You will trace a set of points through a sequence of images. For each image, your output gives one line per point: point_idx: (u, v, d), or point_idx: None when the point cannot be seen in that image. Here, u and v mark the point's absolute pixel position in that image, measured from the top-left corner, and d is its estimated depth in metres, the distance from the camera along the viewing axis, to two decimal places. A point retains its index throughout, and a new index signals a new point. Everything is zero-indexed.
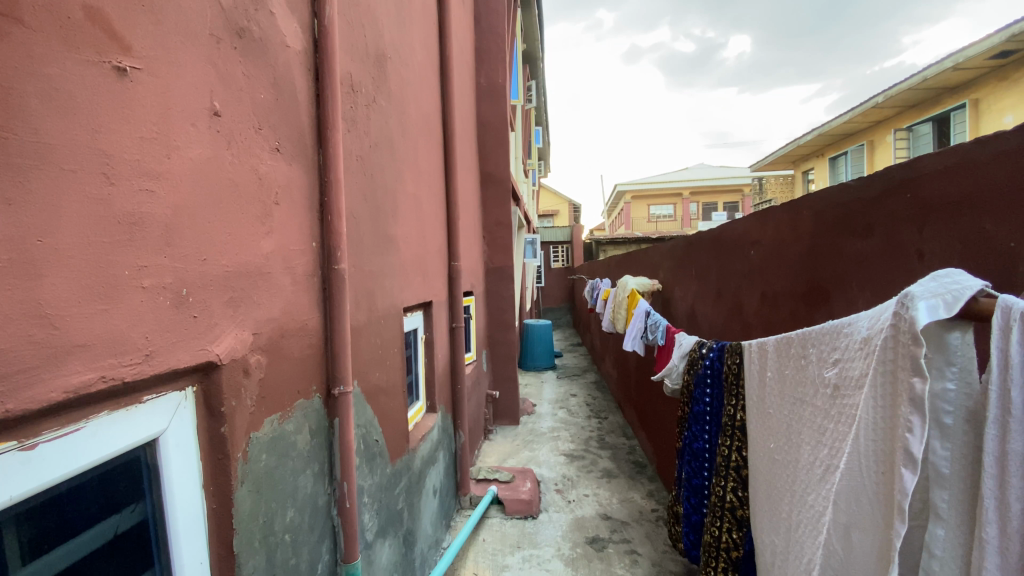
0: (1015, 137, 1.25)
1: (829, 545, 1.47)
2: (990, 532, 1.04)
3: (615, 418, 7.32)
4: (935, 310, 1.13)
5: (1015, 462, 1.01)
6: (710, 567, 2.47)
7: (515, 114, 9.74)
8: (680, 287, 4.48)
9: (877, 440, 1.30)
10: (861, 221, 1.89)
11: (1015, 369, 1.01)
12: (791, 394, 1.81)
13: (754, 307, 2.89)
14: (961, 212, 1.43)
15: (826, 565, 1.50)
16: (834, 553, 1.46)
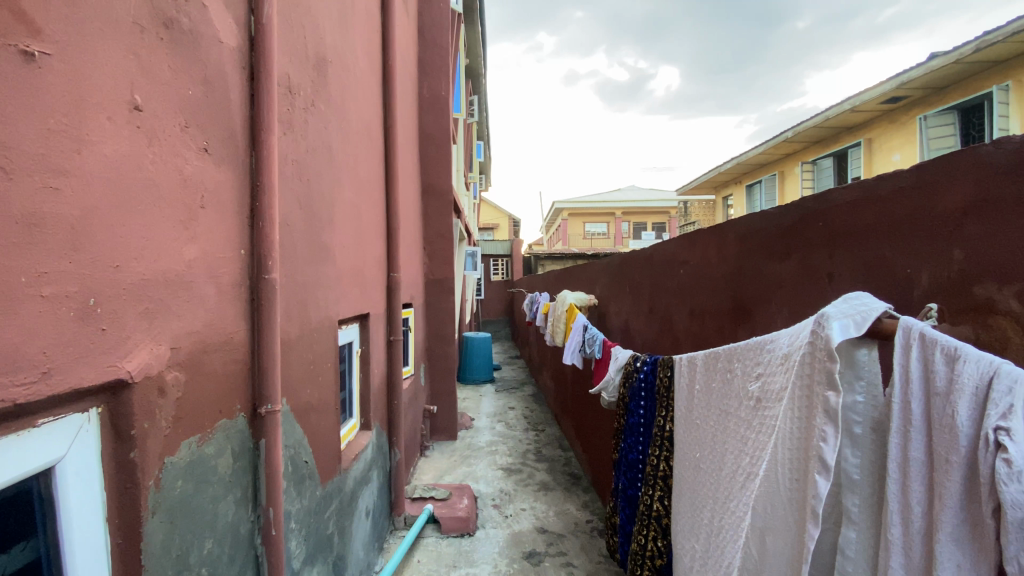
0: (911, 175, 1.40)
1: (746, 549, 1.55)
2: (895, 532, 1.14)
3: (552, 431, 7.40)
4: (847, 329, 1.24)
5: (916, 468, 1.11)
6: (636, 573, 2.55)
7: (457, 127, 9.77)
8: (615, 303, 4.63)
9: (791, 449, 1.39)
10: (780, 245, 2.05)
11: (914, 383, 1.12)
12: (717, 406, 1.91)
13: (683, 322, 3.04)
14: (865, 240, 1.58)
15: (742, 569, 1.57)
16: (750, 556, 1.53)
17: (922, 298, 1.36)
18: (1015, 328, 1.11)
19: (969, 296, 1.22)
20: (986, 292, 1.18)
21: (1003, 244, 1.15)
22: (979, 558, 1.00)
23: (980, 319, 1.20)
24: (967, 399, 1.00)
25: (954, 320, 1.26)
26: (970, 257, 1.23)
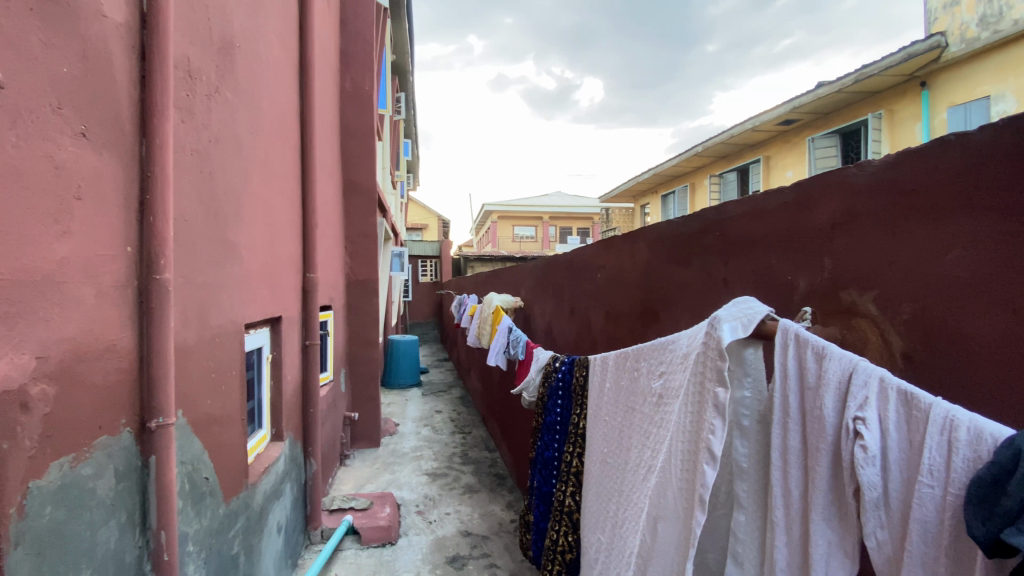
0: (788, 192, 1.54)
1: (641, 538, 1.62)
2: (778, 515, 1.21)
3: (478, 433, 7.39)
4: (736, 330, 1.32)
5: (794, 455, 1.17)
6: (547, 568, 2.59)
7: (382, 125, 9.49)
8: (539, 304, 4.71)
9: (683, 441, 1.46)
10: (683, 253, 2.19)
11: (791, 379, 1.17)
12: (624, 402, 1.99)
13: (599, 323, 3.15)
14: (752, 249, 1.72)
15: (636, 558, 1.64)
16: (644, 545, 1.60)
17: (799, 302, 1.49)
18: (874, 330, 1.24)
19: (836, 300, 1.34)
20: (850, 296, 1.30)
21: (864, 254, 1.27)
22: (845, 533, 1.08)
23: (846, 321, 1.32)
24: (833, 392, 1.06)
25: (825, 322, 1.37)
26: (837, 266, 1.35)
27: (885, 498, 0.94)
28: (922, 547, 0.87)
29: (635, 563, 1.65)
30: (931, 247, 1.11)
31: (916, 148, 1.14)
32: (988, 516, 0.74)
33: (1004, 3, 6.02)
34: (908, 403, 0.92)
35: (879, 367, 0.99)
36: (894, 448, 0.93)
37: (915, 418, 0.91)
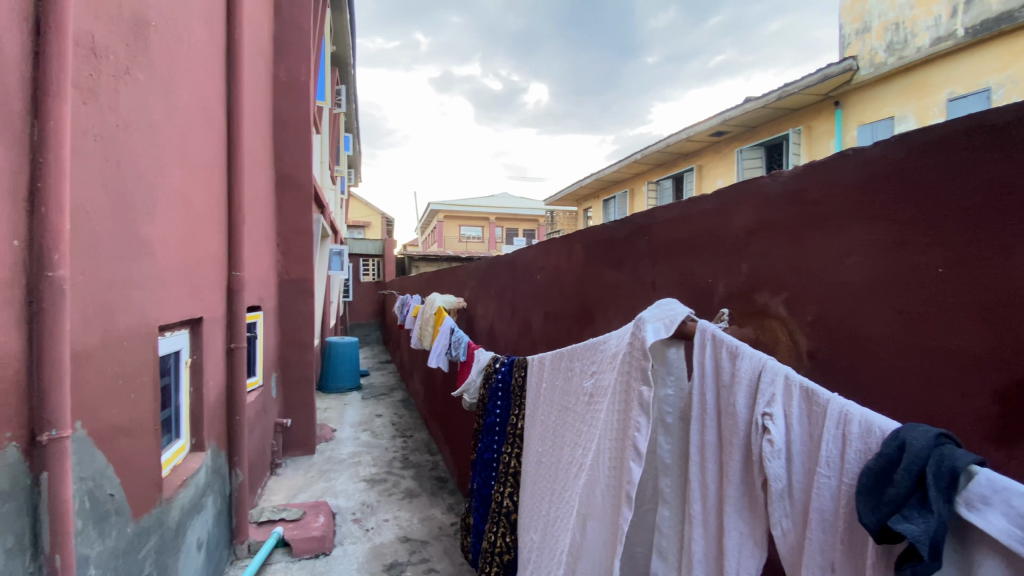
0: (708, 199, 1.61)
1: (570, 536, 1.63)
2: (697, 508, 1.24)
3: (420, 436, 7.25)
4: (659, 331, 1.34)
5: (711, 451, 1.21)
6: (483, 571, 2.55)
7: (320, 117, 9.11)
8: (481, 305, 4.67)
9: (611, 440, 1.48)
10: (616, 255, 2.24)
11: (710, 377, 1.20)
12: (559, 401, 2.00)
13: (539, 324, 3.17)
14: (677, 252, 1.78)
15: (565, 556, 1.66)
16: (573, 543, 1.62)
17: (718, 303, 1.55)
18: (783, 330, 1.29)
19: (751, 302, 1.40)
20: (763, 298, 1.36)
21: (777, 258, 1.32)
22: (754, 524, 1.12)
23: (760, 322, 1.38)
24: (744, 389, 1.10)
25: (740, 322, 1.43)
26: (752, 269, 1.41)
27: (789, 489, 0.97)
28: (821, 534, 0.91)
29: (564, 562, 1.66)
30: (831, 251, 1.16)
31: (821, 160, 1.20)
32: (876, 504, 0.77)
33: (909, 32, 6.63)
34: (809, 399, 0.96)
35: (785, 366, 1.03)
36: (797, 441, 0.97)
37: (815, 412, 0.94)
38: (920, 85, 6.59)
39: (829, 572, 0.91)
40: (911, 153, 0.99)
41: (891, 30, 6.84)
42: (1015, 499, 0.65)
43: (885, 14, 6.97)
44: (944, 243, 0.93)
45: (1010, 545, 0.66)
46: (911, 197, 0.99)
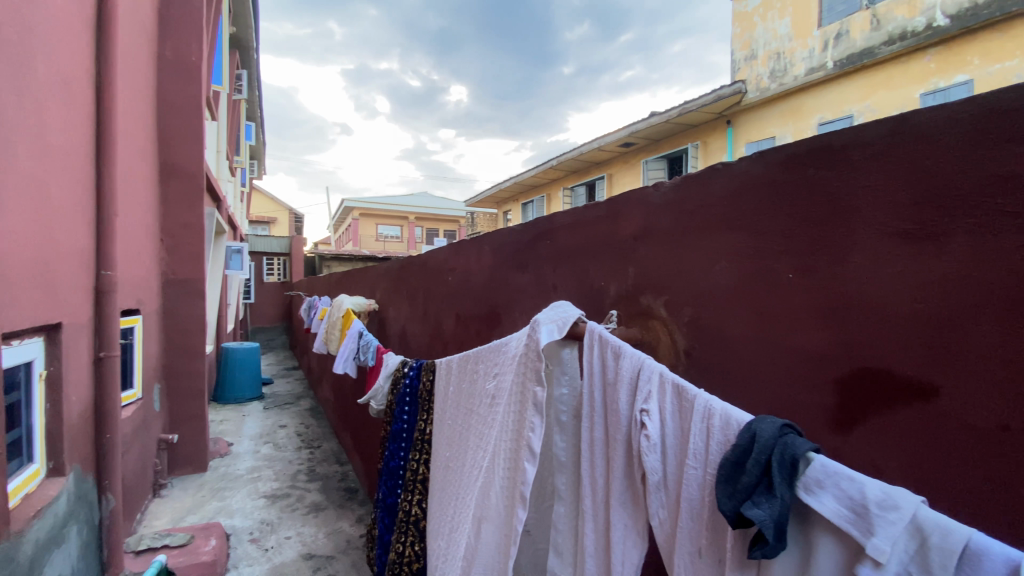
0: (602, 207, 1.66)
1: (468, 542, 1.61)
2: (587, 503, 1.25)
3: (329, 446, 6.89)
4: (552, 332, 1.33)
5: (598, 447, 1.23)
6: None
7: (216, 103, 8.31)
8: (392, 307, 4.47)
9: (507, 441, 1.48)
10: (520, 258, 2.24)
11: (597, 375, 1.24)
12: (456, 406, 1.95)
13: (449, 326, 3.04)
14: (575, 256, 1.82)
15: (462, 562, 1.63)
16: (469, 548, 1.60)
17: (609, 305, 1.62)
18: (664, 330, 1.38)
19: (636, 304, 1.49)
20: (647, 301, 1.44)
21: (659, 263, 1.40)
22: (636, 516, 1.15)
23: (644, 323, 1.46)
24: (625, 387, 1.14)
25: (628, 323, 1.51)
26: (639, 274, 1.48)
27: (665, 481, 1.01)
28: (691, 522, 0.94)
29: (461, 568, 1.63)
30: (708, 254, 1.23)
31: (696, 173, 1.28)
32: (732, 492, 0.81)
33: (788, 61, 7.13)
34: (679, 394, 1.01)
35: (660, 363, 1.08)
36: (670, 435, 1.01)
37: (685, 407, 0.99)
38: (795, 109, 7.05)
39: (696, 557, 0.94)
40: (766, 170, 1.08)
41: (773, 58, 7.33)
42: (845, 481, 0.70)
43: (769, 43, 7.43)
44: (794, 250, 1.02)
45: (840, 524, 0.70)
46: (768, 209, 1.08)
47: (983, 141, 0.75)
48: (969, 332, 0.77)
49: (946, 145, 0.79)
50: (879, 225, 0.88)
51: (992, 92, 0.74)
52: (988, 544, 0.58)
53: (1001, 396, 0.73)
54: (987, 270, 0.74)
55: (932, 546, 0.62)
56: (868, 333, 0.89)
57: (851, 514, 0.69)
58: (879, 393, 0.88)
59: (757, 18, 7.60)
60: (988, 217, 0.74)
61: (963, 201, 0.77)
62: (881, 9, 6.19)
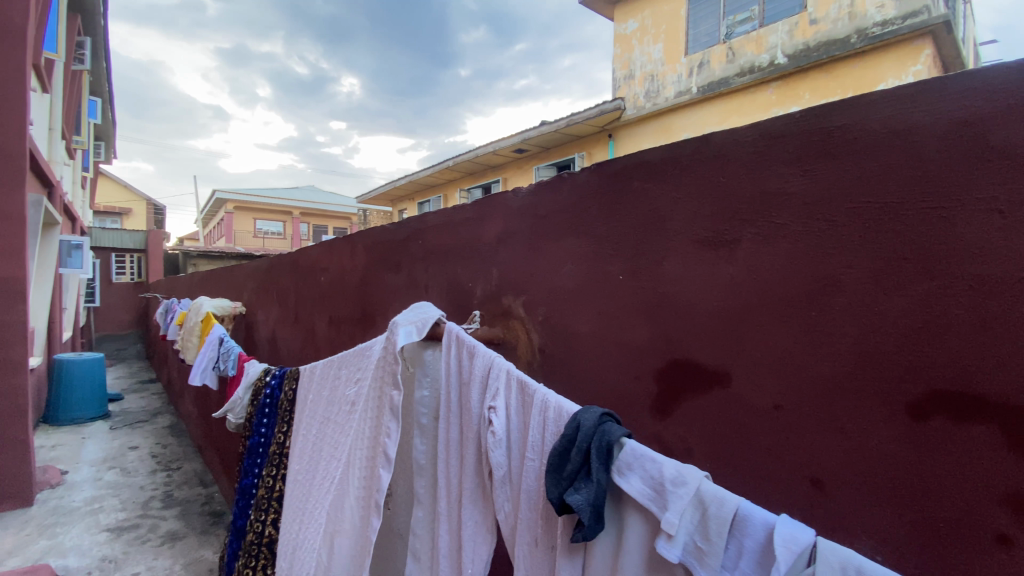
0: (469, 208, 1.66)
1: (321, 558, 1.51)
2: (443, 504, 1.25)
3: (190, 468, 6.14)
4: (410, 335, 1.24)
5: (453, 448, 1.22)
6: None
7: (46, 72, 6.99)
8: (262, 310, 4.09)
9: (364, 449, 1.43)
10: (392, 259, 2.14)
11: (454, 375, 1.22)
12: (316, 415, 1.81)
13: (322, 330, 2.86)
14: (445, 256, 1.79)
15: None
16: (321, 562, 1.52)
17: (475, 305, 1.62)
18: (522, 329, 1.42)
19: (498, 305, 1.51)
20: (508, 301, 1.47)
21: (520, 263, 1.43)
22: (486, 513, 1.17)
23: (505, 323, 1.48)
24: (477, 387, 1.13)
25: (490, 323, 1.53)
26: (501, 275, 1.50)
27: (509, 475, 1.03)
28: (530, 514, 0.98)
29: None
30: (562, 255, 1.28)
31: (548, 180, 1.34)
32: (559, 481, 0.85)
33: (660, 83, 7.46)
34: (523, 390, 1.03)
35: (508, 361, 1.09)
36: (514, 430, 1.03)
37: (527, 402, 1.02)
38: (666, 128, 7.34)
39: (533, 546, 0.98)
40: (606, 179, 1.16)
41: (648, 80, 7.62)
42: (648, 463, 0.77)
43: (645, 65, 7.67)
44: (625, 254, 1.11)
45: (643, 502, 0.77)
46: (606, 215, 1.16)
47: (764, 159, 0.87)
48: (753, 325, 0.88)
49: (738, 162, 0.90)
50: (690, 233, 0.98)
51: (769, 118, 0.86)
52: (751, 509, 0.67)
53: (775, 379, 0.85)
54: (768, 271, 0.86)
55: (710, 516, 0.69)
56: (681, 329, 1.00)
57: (651, 491, 0.77)
58: (689, 381, 0.98)
59: (635, 41, 7.80)
60: (767, 226, 0.86)
61: (751, 211, 0.89)
62: (735, 41, 6.62)
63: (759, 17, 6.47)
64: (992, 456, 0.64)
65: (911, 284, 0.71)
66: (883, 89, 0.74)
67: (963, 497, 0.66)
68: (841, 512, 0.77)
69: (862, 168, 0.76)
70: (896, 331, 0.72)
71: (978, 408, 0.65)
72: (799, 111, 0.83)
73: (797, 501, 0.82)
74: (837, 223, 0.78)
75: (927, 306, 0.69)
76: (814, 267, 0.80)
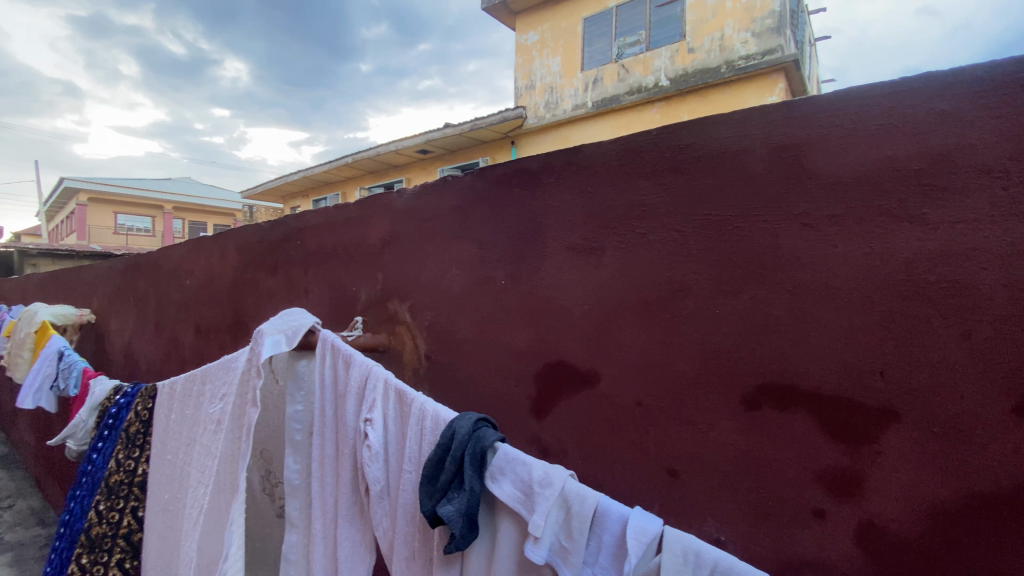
0: (352, 208, 1.58)
1: None
2: (318, 526, 1.16)
3: (24, 505, 5.18)
4: (278, 345, 1.14)
5: (329, 464, 1.15)
6: None
7: None
8: (116, 318, 3.57)
9: (225, 475, 1.28)
10: (268, 261, 1.98)
11: (330, 387, 1.15)
12: (174, 439, 1.60)
13: (188, 340, 2.56)
14: (327, 259, 1.68)
15: None
16: None
17: (358, 312, 1.54)
18: (408, 335, 1.37)
19: (384, 310, 1.44)
20: (394, 306, 1.42)
21: (404, 268, 1.39)
22: (364, 529, 1.11)
23: (390, 329, 1.42)
24: (353, 399, 1.07)
25: (375, 329, 1.46)
26: (386, 279, 1.45)
27: (387, 489, 0.99)
28: (407, 529, 0.94)
29: None
30: (447, 259, 1.27)
31: (432, 183, 1.32)
32: (433, 493, 0.83)
33: (559, 96, 7.76)
34: (401, 400, 0.98)
35: (385, 369, 1.04)
36: (391, 441, 0.99)
37: (405, 412, 0.97)
38: (565, 139, 7.65)
39: (411, 560, 0.95)
40: (488, 185, 1.17)
41: (548, 91, 7.88)
42: (519, 466, 0.78)
43: (545, 77, 7.93)
44: (506, 260, 1.12)
45: (514, 506, 0.77)
46: (489, 220, 1.16)
47: (627, 171, 0.93)
48: (618, 328, 0.93)
49: (605, 174, 0.96)
50: (564, 241, 1.02)
51: (630, 134, 0.92)
52: (609, 505, 0.70)
53: (638, 379, 0.91)
54: (631, 276, 0.92)
55: (574, 514, 0.72)
56: (556, 333, 1.03)
57: (521, 494, 0.77)
58: (564, 383, 1.02)
59: (535, 52, 8.03)
60: (629, 235, 0.92)
61: (616, 221, 0.94)
62: (625, 61, 7.09)
63: (646, 41, 6.98)
64: (805, 440, 0.73)
65: (746, 288, 0.79)
66: (722, 113, 0.82)
67: (788, 478, 0.75)
68: (692, 498, 0.84)
69: (705, 184, 0.83)
70: (732, 331, 0.80)
71: (795, 398, 0.74)
72: (654, 129, 0.89)
73: (656, 493, 0.88)
74: (686, 233, 0.85)
75: (758, 309, 0.78)
76: (669, 274, 0.87)
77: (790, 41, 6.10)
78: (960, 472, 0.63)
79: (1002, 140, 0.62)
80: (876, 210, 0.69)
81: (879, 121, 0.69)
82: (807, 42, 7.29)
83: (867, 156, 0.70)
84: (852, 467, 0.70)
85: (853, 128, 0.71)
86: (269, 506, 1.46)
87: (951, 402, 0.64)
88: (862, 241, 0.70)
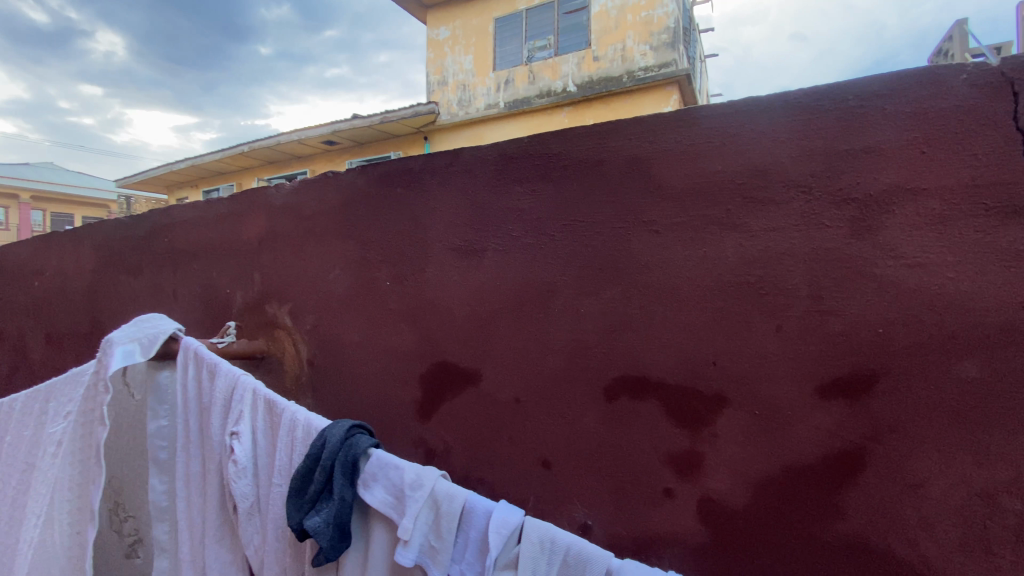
0: (226, 203, 1.47)
1: None
2: (186, 550, 1.07)
3: None
4: (131, 355, 1.03)
5: (195, 482, 1.06)
6: None
7: None
8: None
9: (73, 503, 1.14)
10: (131, 260, 1.78)
11: (195, 400, 1.07)
12: (11, 465, 1.38)
13: (37, 349, 2.23)
14: (198, 258, 1.55)
15: None
16: None
17: (235, 316, 1.43)
18: (289, 340, 1.30)
19: (263, 314, 1.36)
20: (273, 309, 1.34)
21: (284, 268, 1.32)
22: (236, 549, 1.04)
23: (270, 334, 1.34)
24: (218, 411, 1.00)
25: (254, 334, 1.37)
26: (264, 280, 1.36)
27: (257, 504, 0.94)
28: (279, 545, 0.90)
29: None
30: (329, 260, 1.22)
31: (312, 179, 1.26)
32: (301, 505, 0.80)
33: (471, 94, 7.74)
34: (270, 410, 0.93)
35: (253, 378, 0.98)
36: (261, 454, 0.94)
37: (275, 422, 0.93)
38: (477, 137, 7.66)
39: None
40: (370, 183, 1.14)
41: (460, 88, 7.83)
42: (391, 471, 0.78)
43: (457, 74, 7.87)
44: (389, 261, 1.11)
45: (385, 512, 0.77)
46: (372, 220, 1.14)
47: (502, 175, 0.95)
48: (496, 329, 0.96)
49: (483, 177, 0.98)
50: (446, 243, 1.03)
51: (505, 140, 0.94)
52: (475, 501, 0.72)
53: (514, 377, 0.94)
54: (507, 278, 0.95)
55: (442, 514, 0.73)
56: (439, 334, 1.03)
57: (393, 499, 0.77)
58: (447, 385, 1.02)
59: (447, 48, 7.94)
60: (505, 238, 0.95)
61: (493, 223, 0.96)
62: (535, 64, 7.24)
63: (554, 46, 7.19)
64: (656, 428, 0.80)
65: (605, 289, 0.85)
66: (584, 124, 0.87)
67: (642, 462, 0.82)
68: (563, 488, 0.89)
69: (571, 190, 0.88)
70: (595, 329, 0.86)
71: (647, 389, 0.81)
72: (526, 136, 0.92)
73: (532, 486, 0.92)
74: (556, 237, 0.89)
75: (615, 309, 0.84)
76: (540, 275, 0.91)
77: (683, 56, 6.59)
78: (777, 448, 0.73)
79: (806, 160, 0.72)
80: (710, 219, 0.77)
81: (713, 139, 0.77)
82: (699, 59, 7.93)
83: (702, 170, 0.78)
84: (693, 449, 0.78)
85: (691, 144, 0.79)
86: (117, 545, 1.32)
87: (769, 388, 0.73)
88: (699, 246, 0.78)
